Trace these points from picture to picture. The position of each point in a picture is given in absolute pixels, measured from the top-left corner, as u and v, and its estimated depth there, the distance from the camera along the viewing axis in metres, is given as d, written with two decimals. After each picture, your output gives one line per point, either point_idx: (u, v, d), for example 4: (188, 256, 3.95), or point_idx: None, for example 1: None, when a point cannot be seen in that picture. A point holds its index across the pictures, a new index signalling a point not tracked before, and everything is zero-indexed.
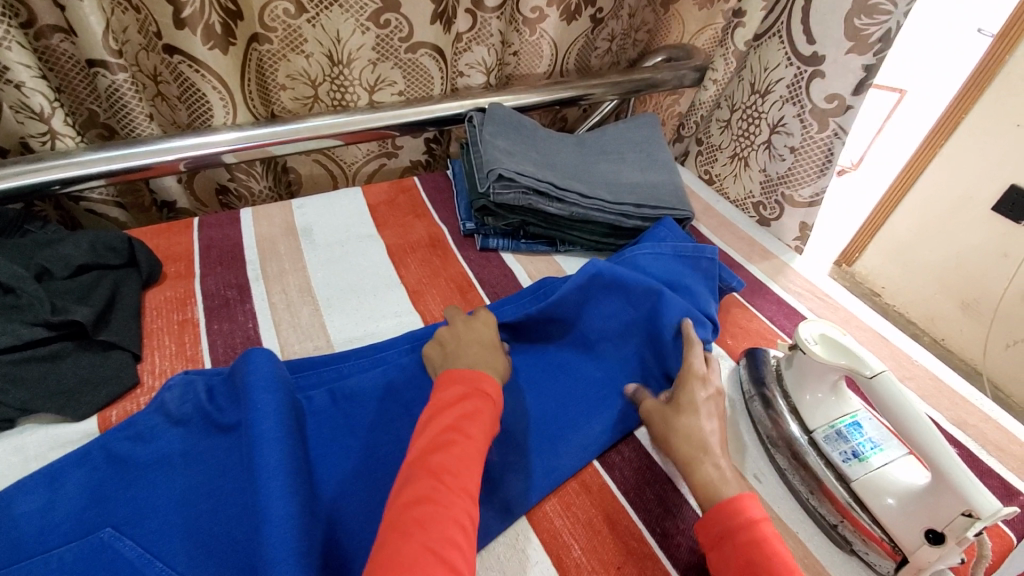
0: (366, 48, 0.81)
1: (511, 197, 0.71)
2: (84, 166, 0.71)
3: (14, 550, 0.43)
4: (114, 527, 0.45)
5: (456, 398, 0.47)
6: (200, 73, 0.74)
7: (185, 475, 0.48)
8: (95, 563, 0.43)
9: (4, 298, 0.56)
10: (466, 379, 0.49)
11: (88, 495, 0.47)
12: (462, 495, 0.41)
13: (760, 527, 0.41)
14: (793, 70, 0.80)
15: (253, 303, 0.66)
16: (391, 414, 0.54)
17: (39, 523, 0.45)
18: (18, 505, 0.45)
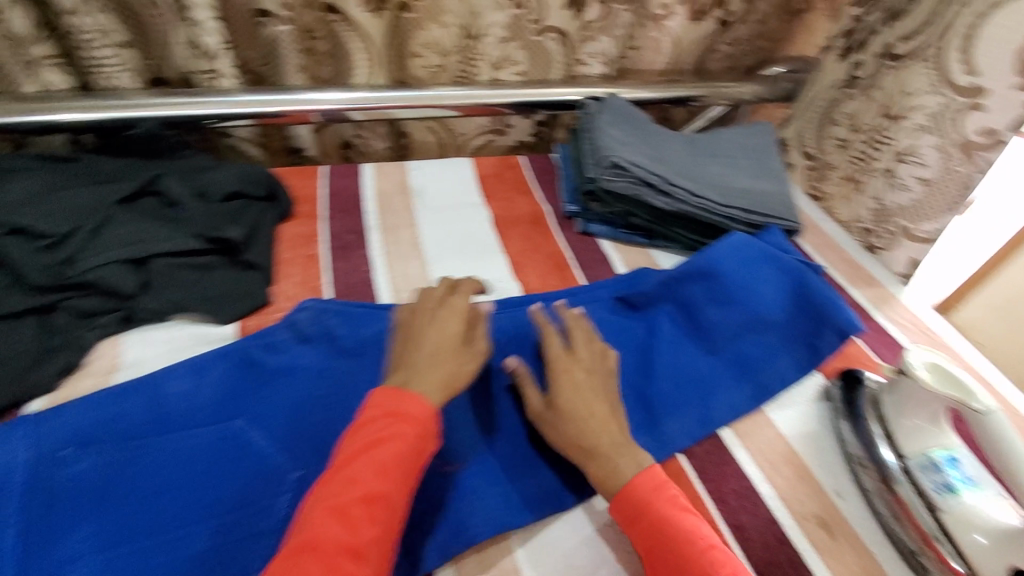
0: (498, 25, 0.85)
1: (621, 185, 0.74)
2: (240, 106, 0.79)
3: (165, 422, 0.50)
4: (245, 420, 0.52)
5: (362, 426, 0.45)
6: (352, 30, 0.80)
7: (309, 389, 0.54)
8: (230, 447, 0.50)
9: (168, 211, 0.64)
10: (385, 404, 0.46)
11: (223, 388, 0.53)
12: (346, 553, 0.39)
13: (655, 511, 0.46)
14: (939, 99, 0.77)
15: (369, 250, 0.72)
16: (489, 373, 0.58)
17: (186, 405, 0.51)
18: (170, 385, 0.52)
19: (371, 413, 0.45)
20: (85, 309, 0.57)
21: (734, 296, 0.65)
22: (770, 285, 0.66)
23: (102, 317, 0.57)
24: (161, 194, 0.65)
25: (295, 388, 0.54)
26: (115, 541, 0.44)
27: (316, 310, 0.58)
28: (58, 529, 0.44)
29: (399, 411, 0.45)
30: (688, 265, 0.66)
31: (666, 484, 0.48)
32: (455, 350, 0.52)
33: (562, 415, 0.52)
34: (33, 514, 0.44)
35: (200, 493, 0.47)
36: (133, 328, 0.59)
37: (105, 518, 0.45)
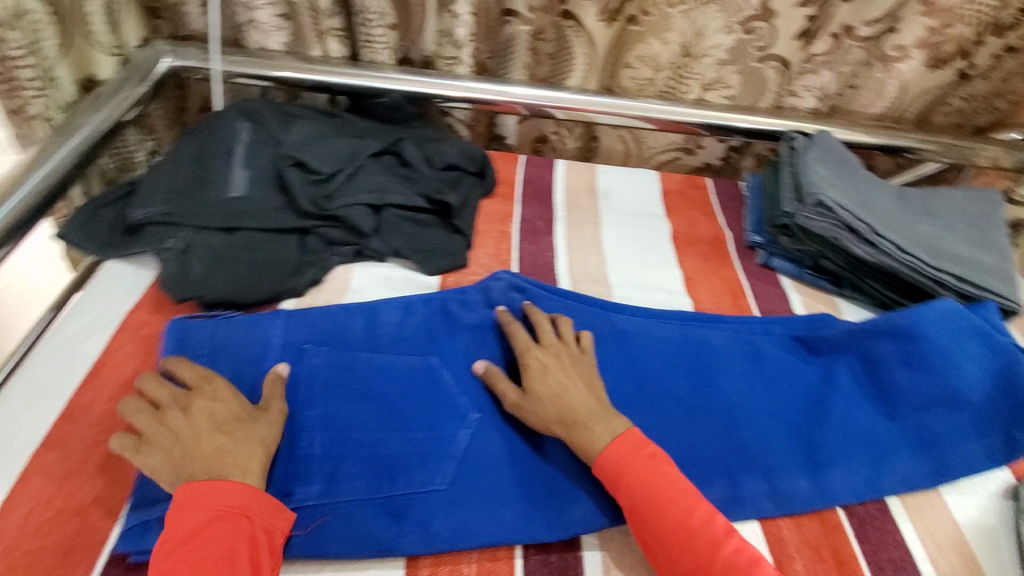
0: (721, 48, 0.86)
1: (820, 226, 0.71)
2: (467, 90, 0.89)
3: (377, 342, 0.60)
4: (439, 359, 0.59)
5: (201, 524, 0.44)
6: (579, 35, 0.86)
7: (497, 345, 0.62)
8: (426, 377, 0.58)
9: (402, 170, 0.75)
10: (197, 504, 0.44)
11: (425, 327, 0.62)
12: None
13: (640, 474, 0.50)
14: None
15: (554, 238, 0.78)
16: (652, 376, 0.61)
17: (395, 334, 0.61)
18: (384, 315, 0.62)
19: (187, 516, 0.44)
20: (331, 238, 0.68)
21: (928, 365, 0.61)
22: (973, 363, 0.61)
23: (342, 247, 0.69)
24: (398, 155, 0.76)
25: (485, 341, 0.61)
26: (338, 426, 0.54)
27: (508, 282, 0.65)
28: (299, 404, 0.55)
29: (231, 505, 0.45)
30: (883, 321, 0.63)
31: (644, 444, 0.52)
32: (233, 416, 0.50)
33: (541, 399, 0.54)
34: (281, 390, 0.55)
35: (402, 406, 0.56)
36: (360, 261, 0.70)
37: (333, 406, 0.55)
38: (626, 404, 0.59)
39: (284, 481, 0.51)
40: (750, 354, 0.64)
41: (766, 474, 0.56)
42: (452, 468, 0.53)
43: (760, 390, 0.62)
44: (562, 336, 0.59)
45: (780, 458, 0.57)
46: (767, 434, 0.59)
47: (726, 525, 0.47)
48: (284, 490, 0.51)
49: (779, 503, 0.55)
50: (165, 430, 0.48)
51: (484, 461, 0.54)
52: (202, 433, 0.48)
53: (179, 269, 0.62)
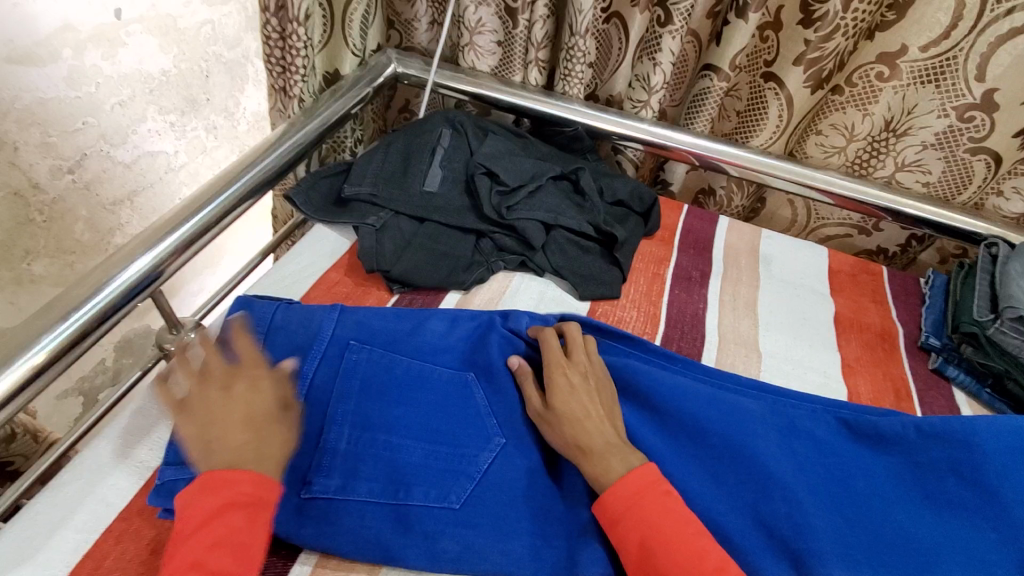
0: (930, 130, 0.81)
1: (1016, 344, 0.65)
2: (647, 133, 0.92)
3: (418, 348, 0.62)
4: (474, 374, 0.61)
5: (211, 512, 0.44)
6: (777, 95, 0.85)
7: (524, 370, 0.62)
8: (458, 392, 0.59)
9: (575, 197, 0.80)
10: (214, 492, 0.44)
11: (467, 340, 0.63)
12: None
13: (651, 509, 0.48)
14: None
15: (708, 292, 0.77)
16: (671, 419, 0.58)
17: (435, 342, 0.62)
18: (432, 322, 0.63)
19: (200, 501, 0.44)
20: (501, 245, 0.74)
21: (989, 480, 0.55)
22: None
23: (509, 255, 0.74)
24: (575, 182, 0.81)
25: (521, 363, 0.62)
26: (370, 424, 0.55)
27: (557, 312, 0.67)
28: (335, 395, 0.56)
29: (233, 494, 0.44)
30: (945, 424, 0.58)
31: (659, 480, 0.50)
32: (260, 416, 0.50)
33: (559, 419, 0.54)
34: (321, 377, 0.57)
35: (428, 418, 0.56)
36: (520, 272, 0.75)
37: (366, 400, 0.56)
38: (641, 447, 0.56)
39: (306, 469, 0.52)
40: (778, 420, 0.59)
41: (796, 564, 0.50)
42: (468, 488, 0.52)
43: (794, 465, 0.56)
44: (589, 356, 0.61)
45: (821, 544, 0.50)
46: (808, 515, 0.52)
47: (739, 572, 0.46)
48: (305, 479, 0.51)
49: None
50: (195, 408, 0.49)
51: (501, 489, 0.53)
52: (230, 416, 0.49)
53: (374, 243, 0.71)
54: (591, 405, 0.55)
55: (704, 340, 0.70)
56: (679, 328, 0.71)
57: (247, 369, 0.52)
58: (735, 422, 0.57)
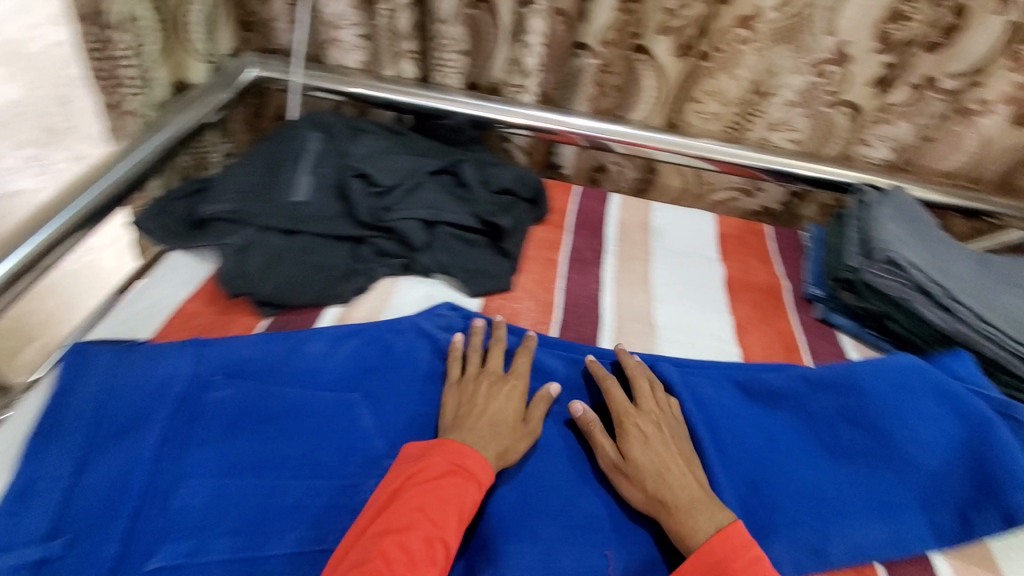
0: (791, 88, 0.84)
1: (887, 283, 0.67)
2: (530, 117, 0.90)
3: (298, 375, 0.57)
4: (360, 395, 0.56)
5: (436, 474, 0.47)
6: (649, 67, 0.86)
7: (419, 381, 0.59)
8: (341, 415, 0.54)
9: (458, 190, 0.76)
10: (449, 451, 0.49)
11: (354, 359, 0.59)
12: None
13: (426, 481, 0.47)
14: None
15: (603, 271, 0.76)
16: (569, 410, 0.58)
17: (316, 365, 0.58)
18: (311, 345, 0.59)
19: (429, 460, 0.48)
20: (382, 249, 0.70)
21: (878, 421, 0.57)
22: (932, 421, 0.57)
23: (392, 259, 0.70)
24: (455, 175, 0.78)
25: (416, 375, 0.59)
26: (233, 469, 0.49)
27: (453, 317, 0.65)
28: (189, 442, 0.50)
29: (462, 465, 0.48)
30: (828, 371, 0.60)
31: (455, 458, 0.49)
32: (512, 426, 0.54)
33: (636, 470, 0.51)
34: (176, 423, 0.51)
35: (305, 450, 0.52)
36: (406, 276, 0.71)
37: (230, 443, 0.51)
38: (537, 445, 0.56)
39: (151, 537, 0.45)
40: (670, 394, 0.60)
41: None
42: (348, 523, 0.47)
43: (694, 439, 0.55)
44: (659, 402, 0.57)
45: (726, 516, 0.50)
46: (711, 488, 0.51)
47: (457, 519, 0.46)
48: (152, 546, 0.45)
49: None
50: (465, 389, 0.57)
51: None
52: (482, 416, 0.54)
53: (236, 263, 0.64)
54: (672, 457, 0.53)
55: (600, 322, 0.69)
56: (576, 312, 0.70)
57: (514, 377, 0.58)
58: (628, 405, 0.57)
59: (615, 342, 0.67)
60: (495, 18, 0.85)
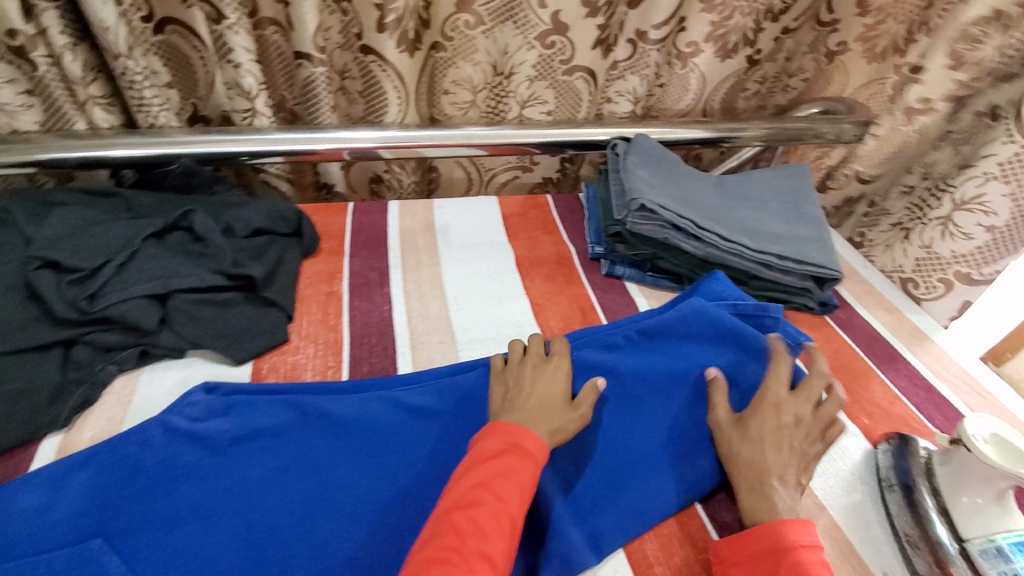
0: (528, 64, 0.86)
1: (647, 228, 0.72)
2: (273, 143, 0.81)
3: (10, 545, 0.45)
4: (106, 538, 0.46)
5: (496, 453, 0.47)
6: (385, 69, 0.82)
7: (179, 491, 0.49)
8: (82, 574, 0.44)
9: (196, 246, 0.65)
10: (502, 434, 0.48)
11: (89, 495, 0.48)
12: (483, 562, 0.41)
13: (446, 531, 0.42)
14: (1013, 148, 0.71)
15: (390, 289, 0.71)
16: (363, 462, 0.53)
17: (32, 526, 0.46)
18: (19, 500, 0.47)
19: (486, 444, 0.48)
20: (106, 344, 0.57)
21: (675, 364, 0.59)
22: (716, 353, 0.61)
23: (120, 353, 0.58)
24: (190, 229, 0.67)
25: (174, 484, 0.49)
26: None
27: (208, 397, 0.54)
28: None
29: (523, 445, 0.47)
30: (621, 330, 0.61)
31: (461, 502, 0.44)
32: (556, 405, 0.53)
33: (750, 440, 0.53)
34: None
35: None
36: (151, 363, 0.60)
37: None
38: (335, 518, 0.49)
39: None
40: (472, 406, 0.57)
41: (538, 538, 0.49)
42: None
43: None
44: (809, 396, 0.57)
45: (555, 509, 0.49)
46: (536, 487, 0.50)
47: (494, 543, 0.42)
48: None
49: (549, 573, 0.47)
50: (514, 376, 0.56)
51: None
52: (533, 396, 0.53)
53: None
54: (789, 453, 0.52)
55: (394, 345, 0.64)
56: (366, 343, 0.64)
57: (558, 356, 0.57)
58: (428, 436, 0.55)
59: (412, 363, 0.62)
60: (196, 39, 0.77)
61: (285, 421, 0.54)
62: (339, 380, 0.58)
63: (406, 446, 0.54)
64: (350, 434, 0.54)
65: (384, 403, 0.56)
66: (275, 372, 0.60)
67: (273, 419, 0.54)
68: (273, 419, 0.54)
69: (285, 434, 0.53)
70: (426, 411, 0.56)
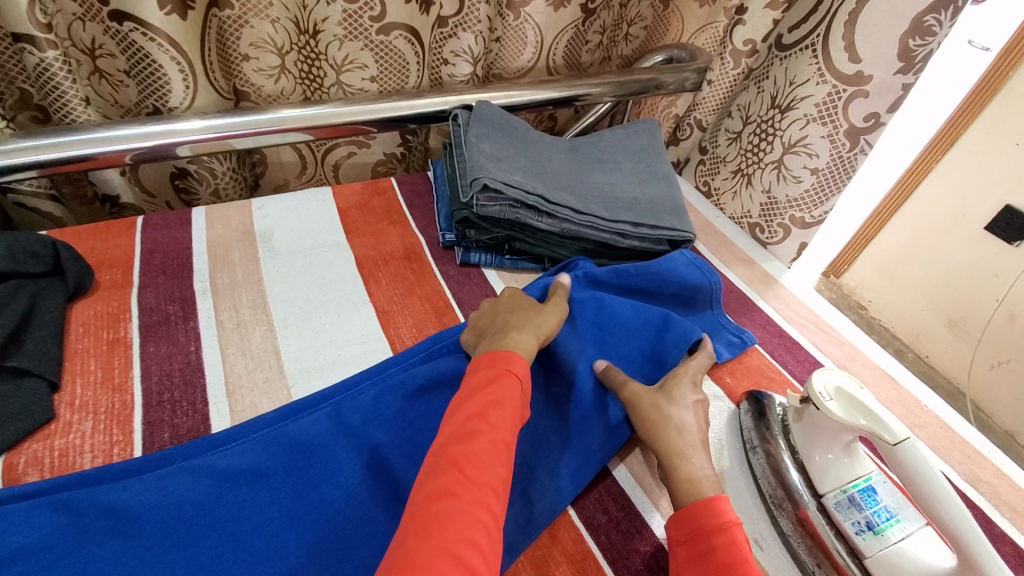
0: (333, 21, 0.74)
1: (496, 210, 0.65)
2: (9, 155, 0.61)
3: None
4: None
5: (483, 384, 0.47)
6: (153, 40, 0.65)
7: None
8: None
9: None
10: (489, 362, 0.48)
11: None
12: (486, 489, 0.39)
13: (449, 467, 0.40)
14: (826, 88, 0.73)
15: (197, 322, 0.58)
16: (173, 558, 0.41)
17: None
18: None
19: (476, 374, 0.48)
20: None
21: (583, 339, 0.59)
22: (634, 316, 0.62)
23: None
24: None
25: None
26: None
27: None
28: None
29: (509, 369, 0.47)
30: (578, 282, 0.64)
31: (461, 432, 0.42)
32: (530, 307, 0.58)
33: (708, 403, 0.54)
34: None
35: None
36: None
37: None
38: None
39: None
40: (303, 458, 0.48)
41: None
42: None
43: (347, 495, 0.47)
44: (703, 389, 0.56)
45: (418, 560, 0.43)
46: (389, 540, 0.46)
47: (494, 468, 0.41)
48: None
49: None
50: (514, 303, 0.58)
51: None
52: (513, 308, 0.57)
53: None
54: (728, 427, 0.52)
55: (204, 397, 0.52)
56: (167, 402, 0.51)
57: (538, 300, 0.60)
58: (251, 506, 0.45)
59: (229, 416, 0.51)
60: None
61: (54, 530, 0.41)
62: (122, 462, 0.46)
63: (228, 526, 0.43)
64: (144, 531, 0.42)
65: (189, 476, 0.45)
66: (38, 465, 0.46)
67: (39, 529, 0.40)
68: (32, 532, 0.40)
69: (53, 548, 0.40)
70: (247, 473, 0.46)
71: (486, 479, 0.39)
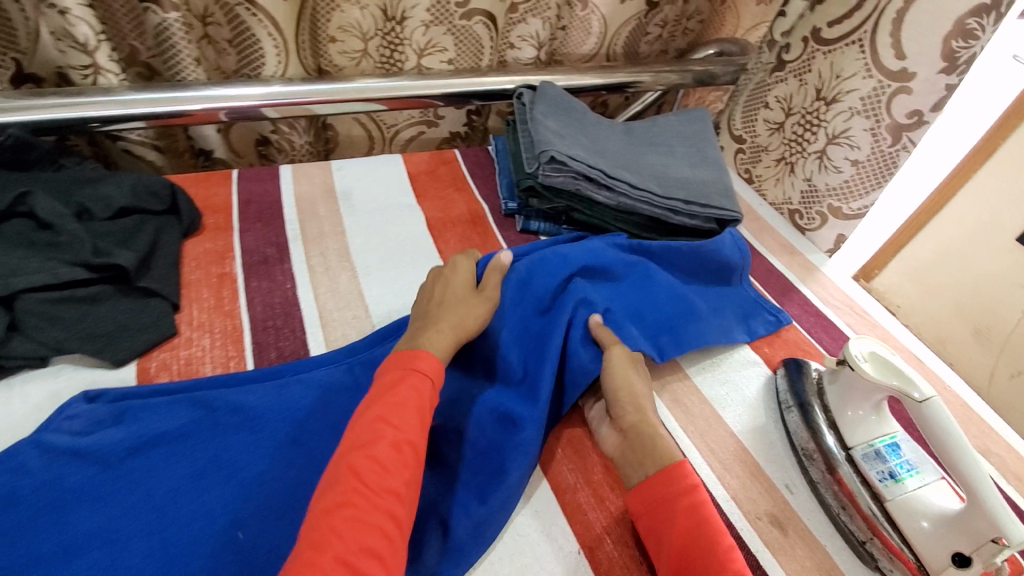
0: (421, 8, 0.80)
1: (559, 180, 0.71)
2: (126, 106, 0.69)
3: None
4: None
5: (392, 383, 0.47)
6: (256, 15, 0.73)
7: (79, 516, 0.43)
8: None
9: (43, 235, 0.55)
10: (400, 362, 0.49)
11: None
12: (387, 495, 0.41)
13: (347, 477, 0.41)
14: (872, 83, 0.77)
15: (291, 264, 0.65)
16: (296, 449, 0.49)
17: None
18: None
19: (385, 374, 0.48)
20: None
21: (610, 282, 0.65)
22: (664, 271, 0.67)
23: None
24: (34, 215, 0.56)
25: (73, 506, 0.43)
26: None
27: (93, 410, 0.48)
28: None
29: (417, 367, 0.48)
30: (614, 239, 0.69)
31: (361, 441, 0.43)
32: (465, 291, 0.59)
33: None
34: None
35: None
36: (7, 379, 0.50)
37: None
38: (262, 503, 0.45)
39: None
40: None
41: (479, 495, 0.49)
42: None
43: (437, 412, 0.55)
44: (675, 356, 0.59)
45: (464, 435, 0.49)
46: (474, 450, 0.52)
47: (398, 474, 0.42)
48: None
49: (479, 534, 0.47)
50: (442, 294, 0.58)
51: None
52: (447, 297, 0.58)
53: None
54: None
55: (304, 328, 0.59)
56: (271, 328, 0.59)
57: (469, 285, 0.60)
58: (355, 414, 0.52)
59: (325, 344, 0.58)
60: None
61: (189, 423, 0.49)
62: (250, 371, 0.54)
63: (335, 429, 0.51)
64: (267, 426, 0.50)
65: (301, 387, 0.52)
66: (168, 370, 0.53)
67: (174, 423, 0.48)
68: (173, 422, 0.48)
69: (195, 435, 0.48)
70: (349, 389, 0.54)
71: (388, 487, 0.41)
